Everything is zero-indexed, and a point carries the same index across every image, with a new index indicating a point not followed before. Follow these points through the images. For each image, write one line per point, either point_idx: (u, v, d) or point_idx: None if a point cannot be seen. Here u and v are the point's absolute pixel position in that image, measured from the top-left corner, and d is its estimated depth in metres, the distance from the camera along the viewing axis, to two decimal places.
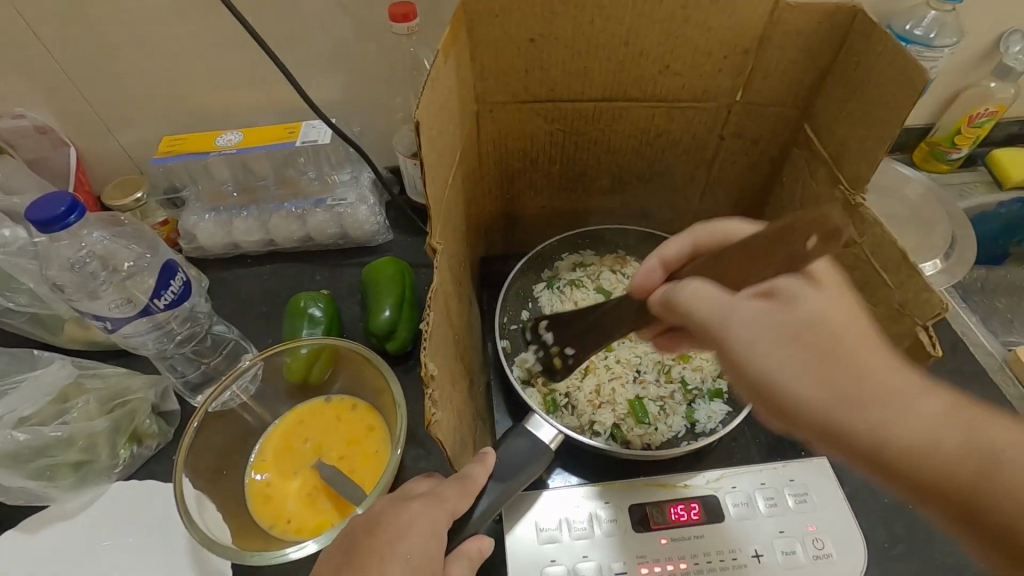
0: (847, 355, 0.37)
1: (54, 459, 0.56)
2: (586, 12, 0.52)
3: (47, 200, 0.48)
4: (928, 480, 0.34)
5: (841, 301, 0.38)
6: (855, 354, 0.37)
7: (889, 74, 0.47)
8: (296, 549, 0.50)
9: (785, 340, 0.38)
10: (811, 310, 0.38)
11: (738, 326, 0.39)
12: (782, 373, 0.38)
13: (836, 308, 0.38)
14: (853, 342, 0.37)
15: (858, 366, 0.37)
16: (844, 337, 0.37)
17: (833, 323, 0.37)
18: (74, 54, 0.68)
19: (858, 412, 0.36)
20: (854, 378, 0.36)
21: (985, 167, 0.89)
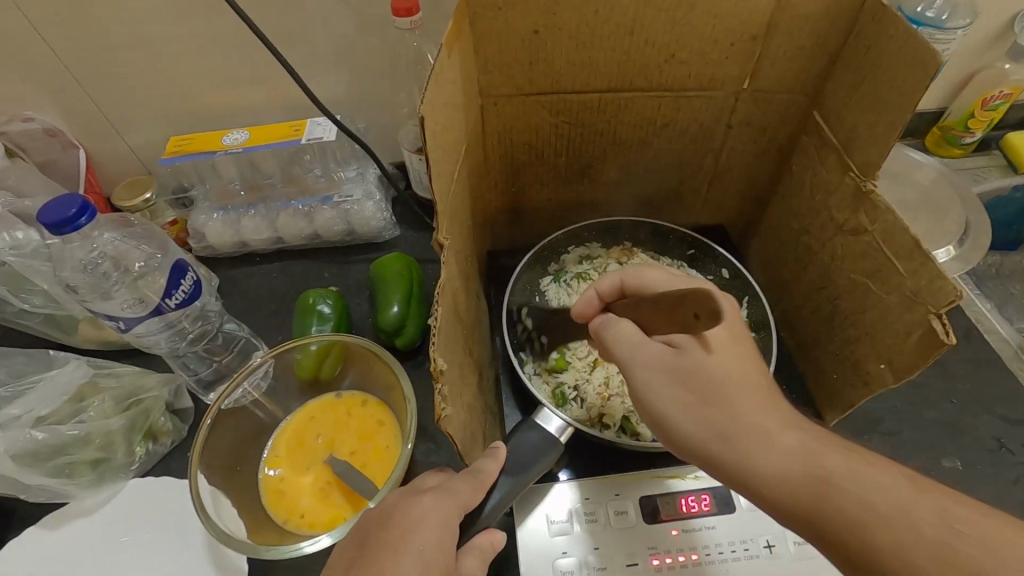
0: (726, 398, 0.42)
1: (72, 457, 0.57)
2: (590, 2, 0.51)
3: (57, 202, 0.49)
4: (784, 500, 0.38)
5: (731, 361, 0.44)
6: (735, 397, 0.42)
7: (900, 58, 0.46)
8: (309, 544, 0.51)
9: (676, 383, 0.44)
10: (704, 364, 0.43)
11: (639, 366, 0.46)
12: (668, 408, 0.44)
13: (734, 365, 0.43)
14: (736, 388, 0.43)
15: (736, 410, 0.42)
16: (728, 383, 0.43)
17: (720, 372, 0.43)
18: (80, 56, 0.68)
19: (724, 445, 0.41)
20: (727, 416, 0.42)
21: (1000, 150, 0.87)
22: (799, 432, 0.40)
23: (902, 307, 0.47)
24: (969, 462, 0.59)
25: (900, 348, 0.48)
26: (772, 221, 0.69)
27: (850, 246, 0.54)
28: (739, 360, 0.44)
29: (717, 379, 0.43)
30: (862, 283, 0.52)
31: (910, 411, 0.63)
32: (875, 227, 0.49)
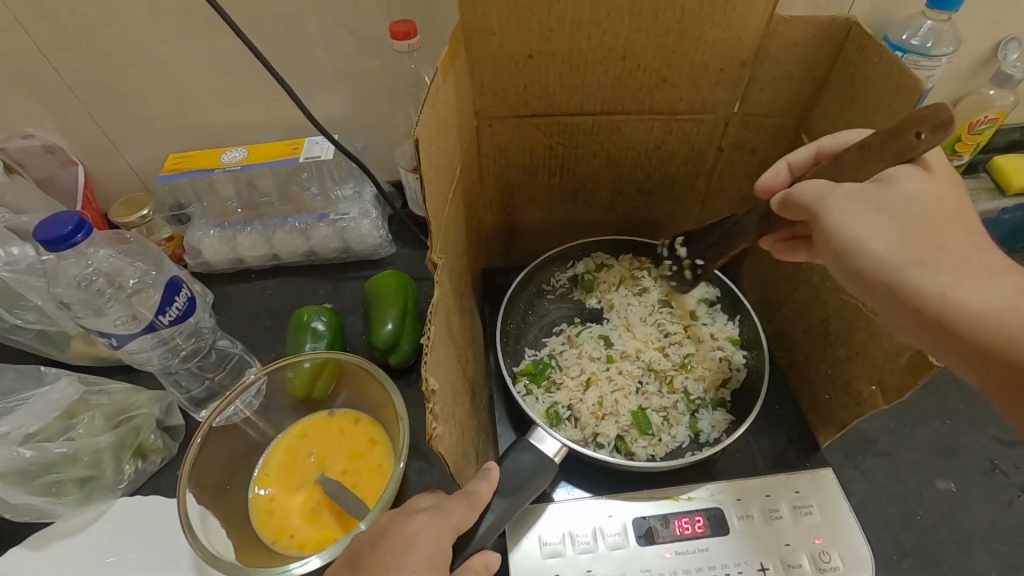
0: (933, 234, 0.41)
1: (59, 475, 0.56)
2: (584, 29, 0.52)
3: (55, 220, 0.49)
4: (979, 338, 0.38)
5: (938, 193, 0.42)
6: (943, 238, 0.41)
7: (885, 83, 0.47)
8: (299, 565, 0.50)
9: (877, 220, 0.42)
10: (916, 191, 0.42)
11: (839, 203, 0.43)
12: (869, 239, 0.42)
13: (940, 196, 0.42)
14: (943, 221, 0.42)
15: (942, 245, 0.41)
16: (936, 220, 0.41)
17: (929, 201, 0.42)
18: (83, 75, 0.69)
19: (930, 271, 0.40)
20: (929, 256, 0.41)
21: (988, 173, 0.89)
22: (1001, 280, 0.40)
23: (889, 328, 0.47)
24: (961, 482, 0.59)
25: (891, 367, 0.48)
26: None
27: None
28: (947, 195, 0.43)
29: (924, 209, 0.41)
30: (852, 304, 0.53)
31: (903, 431, 0.63)
32: None
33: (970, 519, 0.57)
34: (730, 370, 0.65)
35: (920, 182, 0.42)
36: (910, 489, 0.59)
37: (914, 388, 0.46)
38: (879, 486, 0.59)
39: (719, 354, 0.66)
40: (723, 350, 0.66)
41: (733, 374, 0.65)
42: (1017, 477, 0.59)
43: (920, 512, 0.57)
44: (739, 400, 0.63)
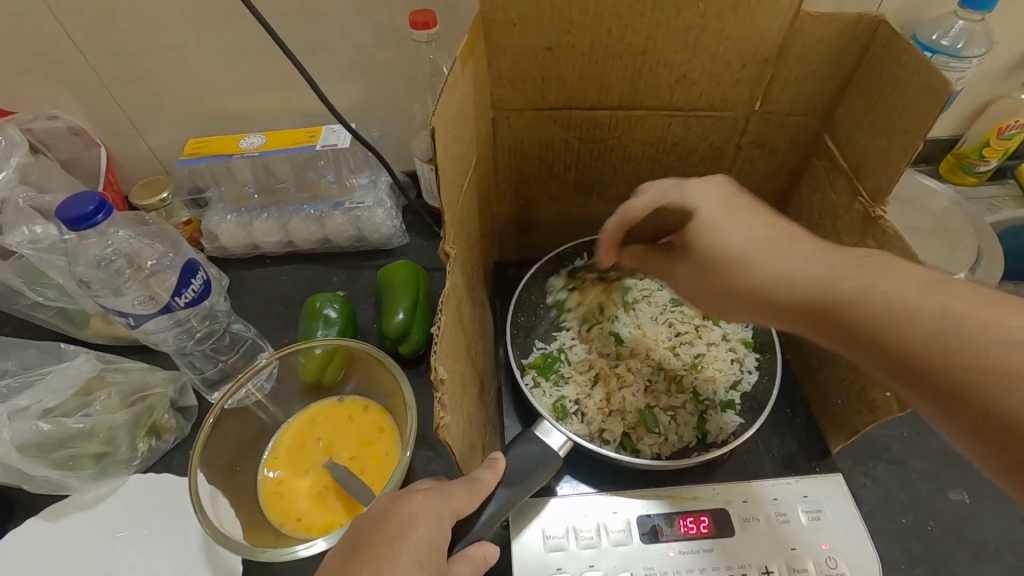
0: (748, 253, 0.44)
1: (75, 450, 0.58)
2: (605, 21, 0.52)
3: (76, 200, 0.50)
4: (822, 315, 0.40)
5: (736, 226, 0.46)
6: (757, 251, 0.44)
7: (912, 84, 0.46)
8: (305, 547, 0.51)
9: (702, 273, 0.48)
10: (709, 226, 0.47)
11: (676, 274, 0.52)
12: (706, 288, 0.48)
13: (738, 222, 0.46)
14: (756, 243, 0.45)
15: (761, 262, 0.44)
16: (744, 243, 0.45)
17: (725, 234, 0.46)
18: (107, 58, 0.70)
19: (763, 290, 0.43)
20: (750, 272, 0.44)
21: (1015, 180, 0.87)
22: (823, 254, 0.42)
23: None
24: (976, 494, 0.58)
25: None
26: None
27: None
28: (744, 213, 0.47)
29: (728, 244, 0.46)
30: None
31: (916, 439, 0.62)
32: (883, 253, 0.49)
33: (983, 532, 0.56)
34: (740, 372, 0.64)
35: (711, 218, 0.47)
36: (922, 499, 0.58)
37: None
38: (890, 494, 0.58)
39: (729, 355, 0.66)
40: (735, 350, 0.66)
41: (743, 375, 0.64)
42: None
43: (932, 523, 0.56)
44: (749, 402, 0.62)
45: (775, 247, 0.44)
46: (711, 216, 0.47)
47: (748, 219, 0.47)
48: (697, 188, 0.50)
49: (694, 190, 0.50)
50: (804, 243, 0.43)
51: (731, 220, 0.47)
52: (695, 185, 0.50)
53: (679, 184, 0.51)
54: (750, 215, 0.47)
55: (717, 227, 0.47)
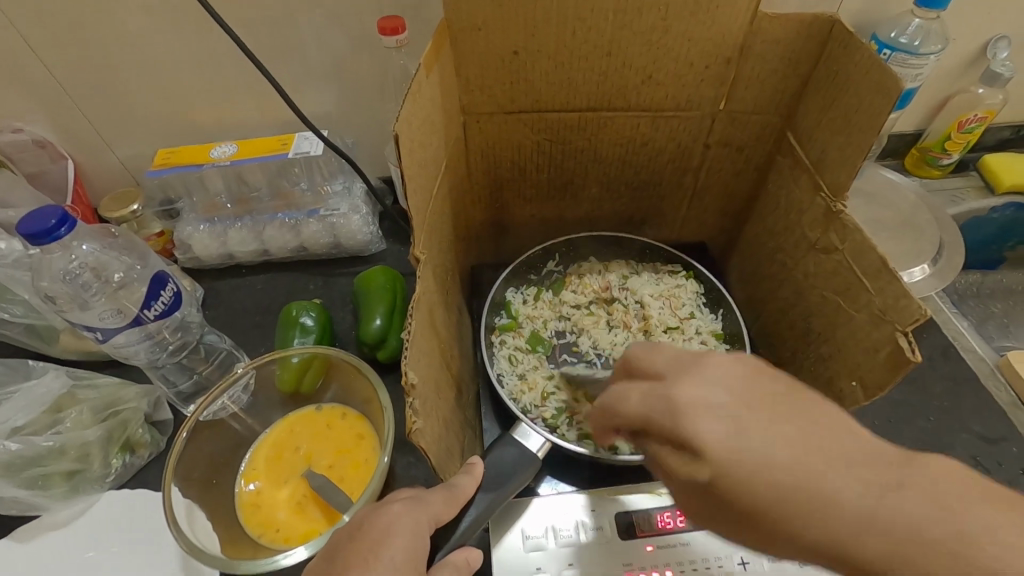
0: (801, 476, 0.32)
1: (46, 469, 0.57)
2: (568, 25, 0.53)
3: (38, 213, 0.49)
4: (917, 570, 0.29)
5: (771, 438, 0.34)
6: (814, 481, 0.32)
7: (867, 83, 0.47)
8: (284, 557, 0.51)
9: (712, 511, 0.36)
10: (732, 454, 0.34)
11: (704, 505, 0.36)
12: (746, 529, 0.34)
13: (770, 435, 0.34)
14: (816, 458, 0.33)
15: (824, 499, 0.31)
16: (780, 470, 0.33)
17: (788, 471, 0.33)
18: (72, 70, 0.69)
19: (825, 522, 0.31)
20: (784, 530, 0.32)
21: (978, 173, 0.89)
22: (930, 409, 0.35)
23: (871, 325, 0.48)
24: None
25: (870, 364, 0.48)
26: (749, 238, 0.70)
27: (822, 264, 0.55)
28: (776, 422, 0.35)
29: (784, 470, 0.33)
30: (835, 301, 0.53)
31: (889, 429, 0.63)
32: (845, 246, 0.51)
33: None
34: None
35: (733, 446, 0.34)
36: None
37: (894, 381, 0.46)
38: None
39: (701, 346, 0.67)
40: (671, 306, 0.70)
41: None
42: (998, 473, 0.59)
43: None
44: None
45: (831, 484, 0.31)
46: (741, 439, 0.34)
47: (764, 418, 0.35)
48: (692, 399, 0.37)
49: (683, 389, 0.37)
50: (872, 469, 0.32)
51: (760, 441, 0.34)
52: (685, 388, 0.37)
53: (665, 390, 0.38)
54: (779, 426, 0.34)
55: (745, 464, 0.33)
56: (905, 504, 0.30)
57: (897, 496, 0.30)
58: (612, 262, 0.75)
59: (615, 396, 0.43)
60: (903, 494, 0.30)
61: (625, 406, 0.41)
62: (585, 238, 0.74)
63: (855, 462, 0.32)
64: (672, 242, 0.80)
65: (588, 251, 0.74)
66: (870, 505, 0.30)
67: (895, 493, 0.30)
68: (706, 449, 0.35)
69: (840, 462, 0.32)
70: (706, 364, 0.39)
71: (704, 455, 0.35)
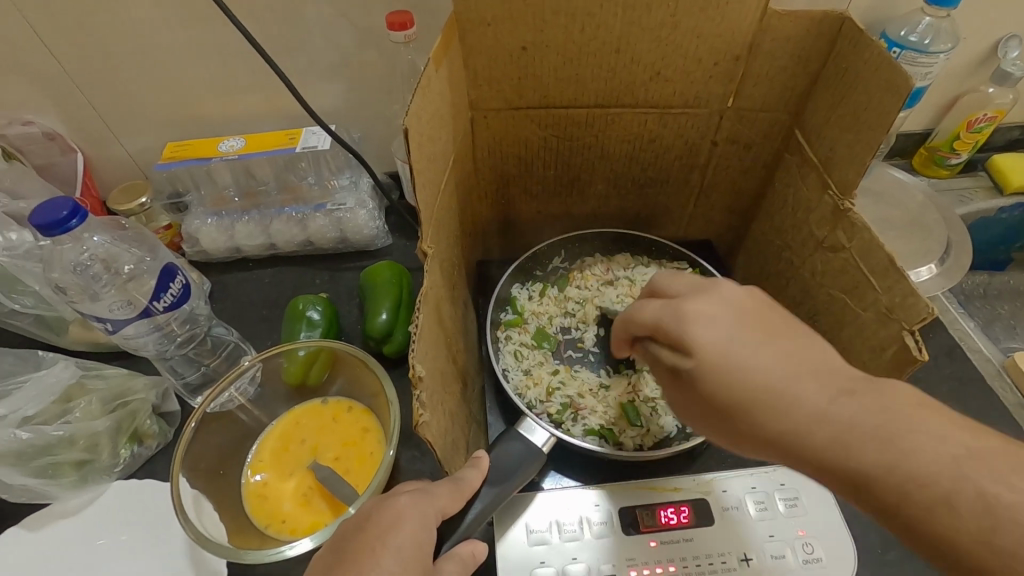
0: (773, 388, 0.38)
1: (55, 458, 0.57)
2: (577, 20, 0.53)
3: (50, 205, 0.49)
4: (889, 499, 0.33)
5: (760, 355, 0.39)
6: (780, 388, 0.38)
7: (876, 80, 0.47)
8: (290, 547, 0.51)
9: (690, 404, 0.43)
10: (721, 358, 0.39)
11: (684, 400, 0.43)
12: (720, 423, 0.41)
13: (759, 353, 0.39)
14: (795, 376, 0.38)
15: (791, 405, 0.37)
16: (758, 379, 0.38)
17: (765, 378, 0.38)
18: (83, 63, 0.69)
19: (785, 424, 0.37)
20: (746, 425, 0.39)
21: (985, 172, 0.89)
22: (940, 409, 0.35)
23: (878, 323, 0.48)
24: None
25: (876, 362, 0.48)
26: (756, 236, 0.70)
27: (829, 262, 0.55)
28: (764, 342, 0.40)
29: (760, 375, 0.38)
30: (841, 299, 0.53)
31: None
32: (852, 244, 0.51)
33: None
34: None
35: (721, 353, 0.39)
36: None
37: (899, 380, 0.46)
38: None
39: None
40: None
41: None
42: None
43: None
44: None
45: (797, 390, 0.37)
46: (731, 345, 0.39)
47: (756, 334, 0.40)
48: (698, 309, 0.41)
49: (692, 304, 0.42)
50: (840, 383, 0.37)
51: (749, 356, 0.39)
52: (696, 301, 0.42)
53: (676, 301, 0.43)
54: (767, 343, 0.40)
55: (728, 366, 0.39)
56: (856, 407, 0.35)
57: (849, 400, 0.36)
58: (617, 258, 0.75)
59: (632, 308, 0.47)
60: (858, 401, 0.36)
61: (640, 314, 0.45)
62: (590, 234, 0.74)
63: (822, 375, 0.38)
64: (678, 240, 0.80)
65: (593, 248, 0.75)
66: (827, 408, 0.36)
67: (848, 398, 0.36)
68: (699, 350, 0.40)
69: (814, 377, 0.38)
70: (720, 287, 0.43)
71: (696, 354, 0.40)
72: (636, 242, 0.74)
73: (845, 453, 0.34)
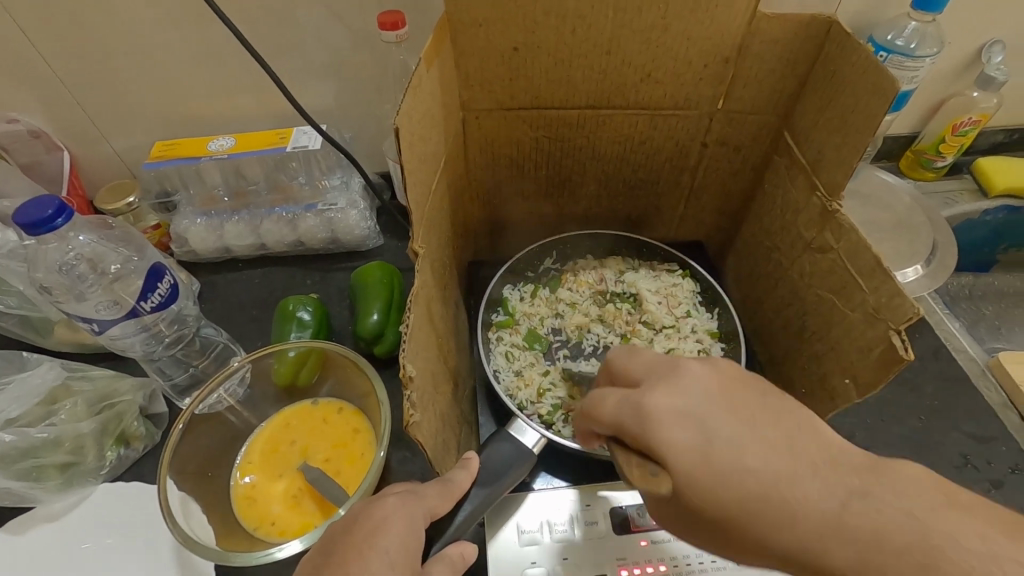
0: (768, 488, 0.36)
1: (40, 460, 0.56)
2: (568, 22, 0.53)
3: (35, 203, 0.49)
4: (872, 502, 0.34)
5: (744, 447, 0.37)
6: (776, 488, 0.36)
7: (863, 83, 0.47)
8: (279, 550, 0.51)
9: (681, 518, 0.39)
10: (700, 463, 0.37)
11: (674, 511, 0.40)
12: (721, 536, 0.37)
13: (740, 444, 0.37)
14: (785, 470, 0.36)
15: (794, 498, 0.35)
16: (750, 481, 0.36)
17: (756, 479, 0.36)
18: (69, 60, 0.69)
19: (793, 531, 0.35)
20: (752, 539, 0.36)
21: (970, 175, 0.90)
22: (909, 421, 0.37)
23: (865, 323, 0.48)
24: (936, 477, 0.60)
25: (863, 362, 0.49)
26: (746, 237, 0.71)
27: (817, 263, 0.55)
28: (741, 430, 0.38)
29: (751, 476, 0.36)
30: (830, 300, 0.54)
31: (880, 427, 0.64)
32: (840, 245, 0.51)
33: None
34: None
35: (702, 461, 0.37)
36: None
37: (885, 380, 0.46)
38: None
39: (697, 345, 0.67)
40: (668, 304, 0.71)
41: None
42: (987, 472, 0.60)
43: None
44: None
45: (795, 489, 0.35)
46: (710, 446, 0.38)
47: (730, 422, 0.39)
48: (664, 407, 0.40)
49: (654, 400, 0.40)
50: (829, 467, 0.36)
51: (731, 454, 0.37)
52: (656, 394, 0.41)
53: (636, 396, 0.41)
54: (744, 431, 0.38)
55: (713, 473, 0.37)
56: (871, 511, 0.33)
57: (863, 502, 0.34)
58: (608, 260, 0.75)
59: (593, 399, 0.45)
60: (856, 492, 0.34)
61: (602, 406, 0.43)
62: (580, 236, 0.74)
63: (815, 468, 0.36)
64: (669, 240, 0.80)
65: (585, 249, 0.75)
66: (831, 510, 0.34)
67: (860, 501, 0.34)
68: (676, 456, 0.38)
69: (801, 467, 0.36)
70: (678, 375, 0.42)
71: (676, 465, 0.38)
72: (626, 244, 0.75)
73: (869, 564, 0.32)
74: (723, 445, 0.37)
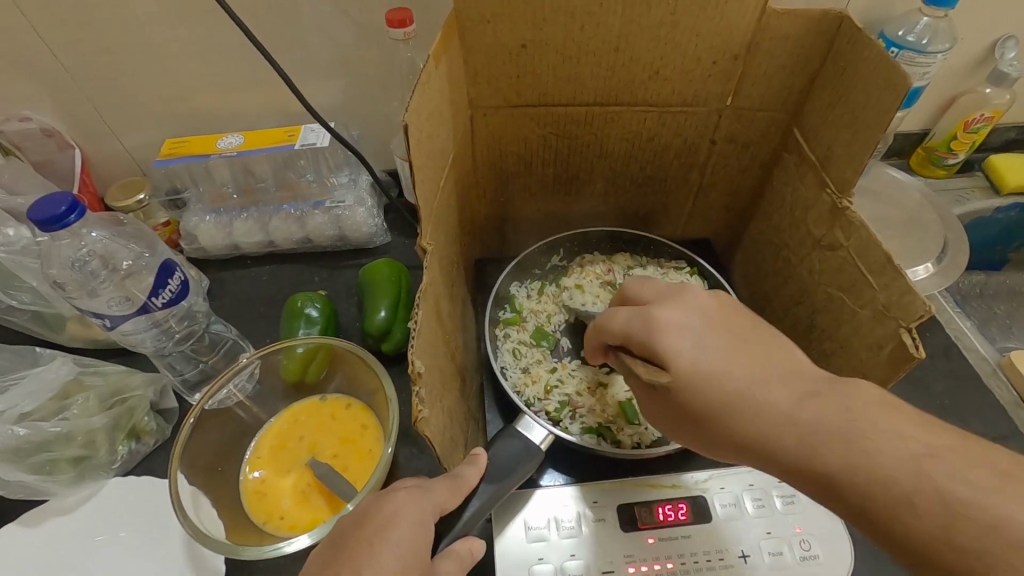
0: (746, 394, 0.39)
1: (53, 454, 0.57)
2: (577, 19, 0.53)
3: (48, 200, 0.49)
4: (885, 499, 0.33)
5: (731, 359, 0.41)
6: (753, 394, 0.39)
7: (874, 79, 0.47)
8: (288, 544, 0.51)
9: (671, 417, 0.44)
10: (690, 364, 0.41)
11: (664, 413, 0.44)
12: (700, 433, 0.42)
13: (730, 359, 0.41)
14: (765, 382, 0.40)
15: (770, 403, 0.39)
16: (731, 389, 0.40)
17: (735, 381, 0.40)
18: (81, 59, 0.69)
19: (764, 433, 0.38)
20: (725, 435, 0.40)
21: (982, 173, 0.89)
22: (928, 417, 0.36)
23: (874, 321, 0.48)
24: None
25: (873, 360, 0.48)
26: (754, 235, 0.70)
27: (827, 261, 0.55)
28: (733, 349, 0.41)
29: (731, 380, 0.40)
30: (839, 297, 0.54)
31: None
32: (850, 243, 0.51)
33: None
34: None
35: (692, 367, 0.41)
36: None
37: (895, 379, 0.46)
38: None
39: None
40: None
41: None
42: None
43: None
44: None
45: (763, 393, 0.39)
46: (700, 356, 0.41)
47: (724, 340, 0.42)
48: (667, 319, 0.43)
49: (661, 314, 0.44)
50: (808, 385, 0.39)
51: (719, 363, 0.41)
52: (664, 309, 0.44)
53: (646, 310, 0.45)
54: (736, 350, 0.41)
55: (699, 376, 0.41)
56: (831, 412, 0.37)
57: (826, 405, 0.37)
58: (615, 257, 0.75)
59: (605, 317, 0.49)
60: (830, 407, 0.37)
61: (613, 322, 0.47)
62: (588, 232, 0.74)
63: (785, 378, 0.40)
64: (676, 238, 0.80)
65: (592, 246, 0.75)
66: (797, 415, 0.37)
67: (833, 414, 0.37)
68: (670, 360, 0.42)
69: (782, 380, 0.40)
70: (687, 296, 0.45)
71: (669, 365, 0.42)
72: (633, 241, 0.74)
73: (818, 456, 0.36)
74: (712, 358, 0.41)
